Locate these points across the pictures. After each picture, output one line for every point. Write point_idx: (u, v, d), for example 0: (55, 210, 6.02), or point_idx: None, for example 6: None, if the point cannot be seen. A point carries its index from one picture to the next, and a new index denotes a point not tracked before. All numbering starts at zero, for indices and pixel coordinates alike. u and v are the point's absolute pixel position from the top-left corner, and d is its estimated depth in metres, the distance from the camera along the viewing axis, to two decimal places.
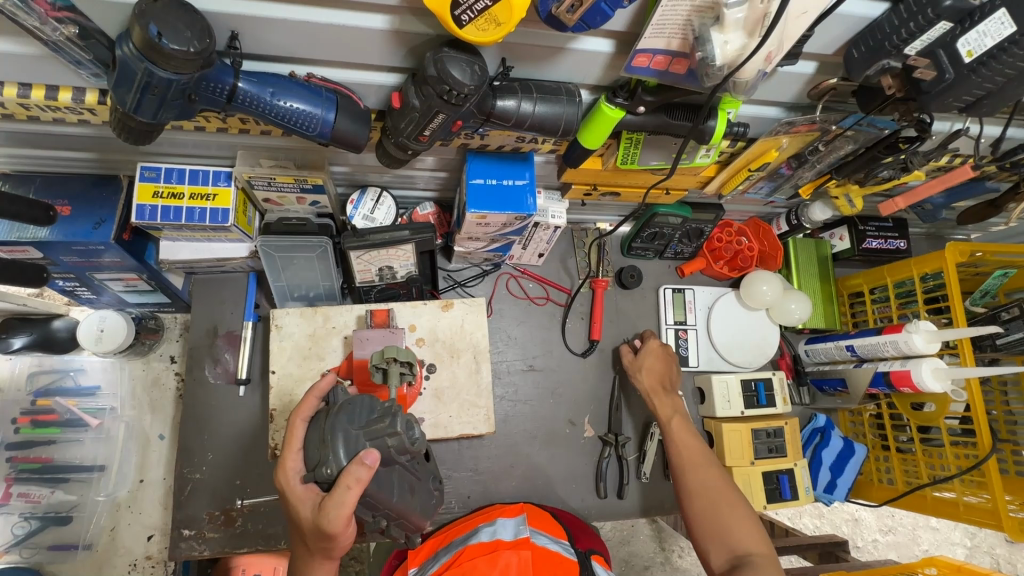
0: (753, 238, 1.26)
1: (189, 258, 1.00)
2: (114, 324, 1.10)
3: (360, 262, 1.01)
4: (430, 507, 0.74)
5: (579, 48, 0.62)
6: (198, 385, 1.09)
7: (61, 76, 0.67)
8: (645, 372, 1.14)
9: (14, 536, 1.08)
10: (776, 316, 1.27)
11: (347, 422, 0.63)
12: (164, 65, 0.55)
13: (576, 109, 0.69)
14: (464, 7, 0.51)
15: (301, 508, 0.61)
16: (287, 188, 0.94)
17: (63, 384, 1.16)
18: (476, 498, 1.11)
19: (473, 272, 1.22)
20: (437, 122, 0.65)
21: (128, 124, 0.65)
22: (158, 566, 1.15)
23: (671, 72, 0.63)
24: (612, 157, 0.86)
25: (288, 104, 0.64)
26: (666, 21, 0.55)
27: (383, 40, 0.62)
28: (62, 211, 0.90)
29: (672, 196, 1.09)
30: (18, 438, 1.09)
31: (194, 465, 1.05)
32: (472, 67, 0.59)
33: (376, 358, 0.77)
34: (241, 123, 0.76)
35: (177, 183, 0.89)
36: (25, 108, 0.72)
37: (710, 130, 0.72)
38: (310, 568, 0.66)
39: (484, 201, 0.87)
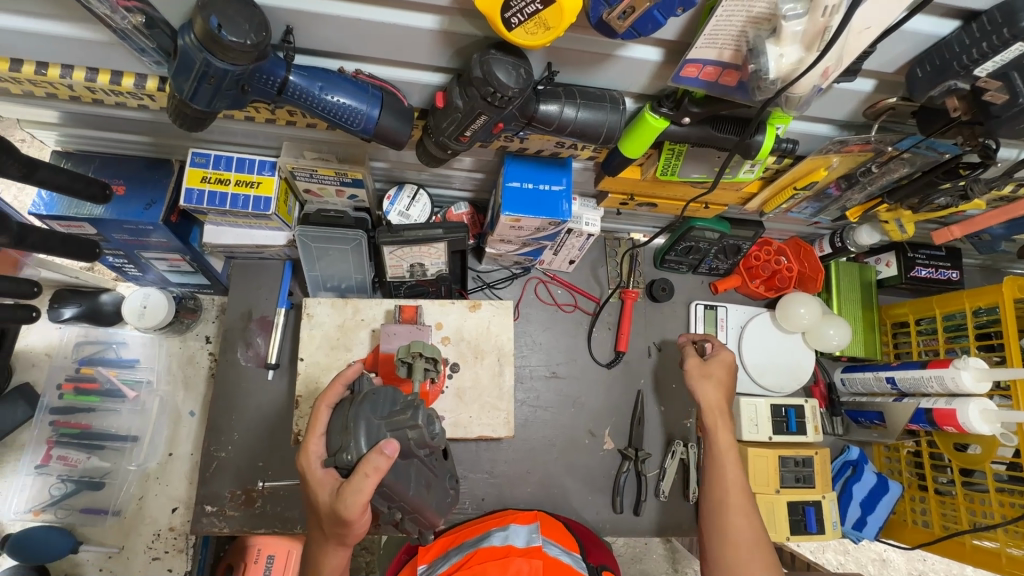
0: (792, 259, 1.22)
1: (231, 243, 1.03)
2: (156, 302, 1.15)
3: (393, 257, 1.02)
4: (445, 505, 0.74)
5: (627, 55, 0.61)
6: (230, 366, 1.12)
7: (125, 63, 0.70)
8: (712, 382, 1.02)
9: (52, 496, 1.14)
10: (812, 340, 1.22)
11: (371, 411, 0.64)
12: (222, 56, 0.56)
13: (619, 117, 0.68)
14: (514, 10, 0.50)
15: (322, 491, 0.62)
16: (328, 180, 0.95)
17: (106, 354, 1.22)
18: (490, 500, 1.11)
19: (502, 274, 1.22)
20: (479, 124, 0.65)
21: (183, 111, 0.67)
22: (179, 538, 1.17)
23: (721, 84, 0.61)
24: (652, 168, 0.85)
25: (335, 99, 0.66)
26: (719, 32, 0.54)
27: (431, 40, 0.62)
28: (117, 191, 0.93)
29: (710, 210, 1.06)
30: (62, 403, 1.17)
31: (221, 443, 1.08)
32: (518, 71, 0.58)
33: (403, 352, 0.78)
34: (289, 115, 0.78)
35: (224, 170, 0.93)
36: (92, 92, 0.76)
37: (757, 145, 0.70)
38: (324, 554, 0.67)
39: (519, 204, 0.87)
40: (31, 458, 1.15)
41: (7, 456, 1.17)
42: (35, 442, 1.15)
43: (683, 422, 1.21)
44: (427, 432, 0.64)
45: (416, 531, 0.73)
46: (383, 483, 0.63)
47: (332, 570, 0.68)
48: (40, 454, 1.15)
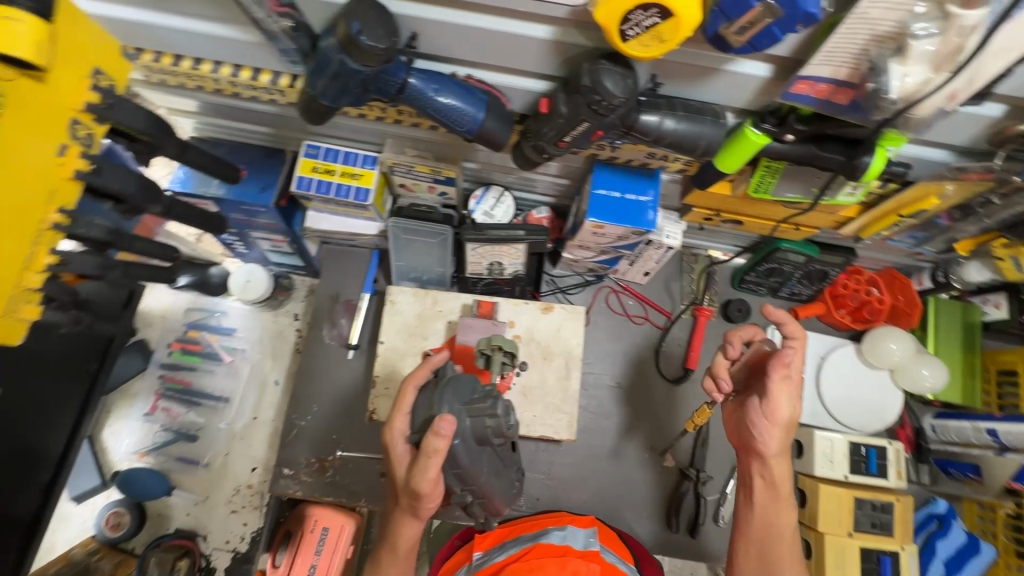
0: (885, 291, 1.15)
1: (328, 230, 1.12)
2: (259, 278, 1.27)
3: (474, 254, 1.07)
4: (510, 495, 0.76)
5: (735, 69, 0.62)
6: (316, 343, 1.21)
7: (266, 61, 0.79)
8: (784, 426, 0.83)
9: (155, 442, 1.28)
10: (901, 379, 1.14)
11: (453, 393, 0.68)
12: (356, 57, 0.62)
13: (719, 131, 0.68)
14: (632, 23, 0.53)
15: (398, 466, 0.69)
16: (422, 177, 1.02)
17: (210, 321, 1.36)
18: (544, 500, 1.12)
19: (575, 280, 1.24)
20: (579, 130, 0.68)
21: (311, 106, 0.75)
22: (256, 496, 1.28)
23: (834, 102, 0.60)
24: (744, 184, 0.84)
25: (445, 100, 0.70)
26: (838, 49, 0.53)
27: (543, 50, 0.66)
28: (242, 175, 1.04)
29: (800, 232, 1.03)
30: (171, 360, 1.32)
31: (302, 412, 1.17)
32: (625, 81, 0.61)
33: (483, 344, 0.81)
34: (398, 114, 0.85)
35: (332, 161, 1.01)
36: (233, 86, 0.86)
37: (864, 166, 0.69)
38: (399, 524, 0.71)
39: (604, 212, 0.89)
40: (141, 406, 1.30)
41: (116, 402, 1.30)
42: (146, 392, 1.31)
43: None
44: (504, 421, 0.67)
45: (481, 516, 0.76)
46: (458, 465, 0.66)
47: (404, 539, 0.72)
48: (149, 404, 1.30)
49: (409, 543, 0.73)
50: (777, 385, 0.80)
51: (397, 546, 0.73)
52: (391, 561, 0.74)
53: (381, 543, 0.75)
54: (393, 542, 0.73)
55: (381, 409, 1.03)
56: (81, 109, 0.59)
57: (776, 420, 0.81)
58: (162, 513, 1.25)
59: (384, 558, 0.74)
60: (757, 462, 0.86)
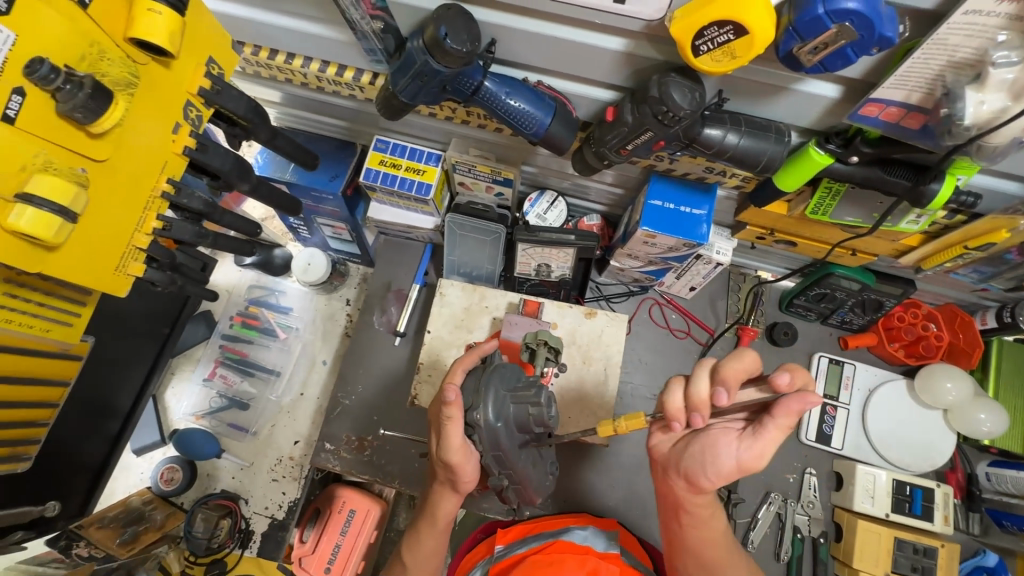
0: (944, 328, 1.11)
1: (387, 220, 1.17)
2: (319, 262, 1.34)
3: (524, 255, 1.10)
4: (543, 487, 0.79)
5: (803, 89, 0.63)
6: (365, 327, 1.27)
7: (352, 59, 0.85)
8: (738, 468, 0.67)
9: (210, 407, 1.36)
10: (954, 421, 1.09)
11: (501, 379, 0.70)
12: (439, 59, 0.67)
13: (782, 148, 0.70)
14: (705, 39, 0.55)
15: (431, 439, 0.74)
16: (482, 177, 1.06)
17: (269, 299, 1.44)
18: (572, 502, 1.13)
19: (619, 289, 1.26)
20: (642, 139, 0.70)
21: (390, 101, 0.80)
22: (295, 467, 1.34)
23: (902, 126, 0.61)
24: (802, 205, 0.84)
25: (515, 103, 0.74)
26: (912, 74, 0.54)
27: (614, 61, 0.69)
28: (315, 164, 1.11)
29: (856, 258, 1.01)
30: (231, 332, 1.40)
31: (348, 391, 1.22)
32: (693, 94, 0.63)
33: (529, 338, 0.86)
34: (467, 115, 0.90)
35: (398, 156, 1.06)
36: (319, 81, 0.93)
37: (932, 193, 0.68)
38: (439, 499, 0.78)
39: (658, 222, 0.91)
40: (201, 371, 1.39)
41: (181, 365, 1.40)
42: (206, 358, 1.39)
43: (784, 476, 1.14)
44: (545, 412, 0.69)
45: (514, 503, 0.78)
46: (497, 449, 0.69)
47: (444, 512, 0.78)
48: (209, 369, 1.38)
49: (448, 515, 0.79)
50: (773, 435, 0.62)
51: (436, 517, 0.79)
52: (430, 531, 0.80)
53: (421, 517, 0.82)
54: (434, 514, 0.79)
55: (423, 395, 1.05)
56: (195, 92, 0.65)
57: (745, 467, 0.65)
58: (210, 473, 1.33)
59: (422, 529, 0.81)
60: (685, 489, 0.72)
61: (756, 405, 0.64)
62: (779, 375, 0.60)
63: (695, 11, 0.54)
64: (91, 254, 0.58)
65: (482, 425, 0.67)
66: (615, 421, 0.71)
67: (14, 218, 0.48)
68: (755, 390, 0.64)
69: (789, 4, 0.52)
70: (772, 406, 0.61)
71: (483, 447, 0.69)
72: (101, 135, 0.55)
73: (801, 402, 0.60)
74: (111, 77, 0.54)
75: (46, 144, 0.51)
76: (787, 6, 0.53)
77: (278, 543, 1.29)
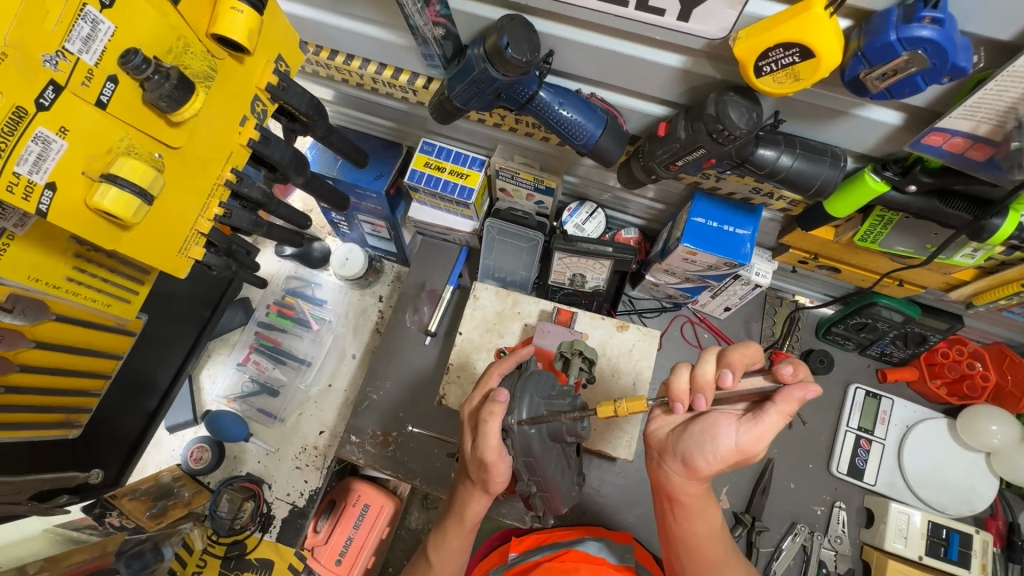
0: (991, 367, 1.08)
1: (426, 221, 1.19)
2: (356, 257, 1.37)
3: (560, 263, 1.11)
4: (570, 496, 0.79)
5: (864, 114, 0.63)
6: (397, 324, 1.29)
7: (409, 63, 0.88)
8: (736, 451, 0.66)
9: (242, 391, 1.40)
10: (998, 465, 1.05)
11: (535, 386, 0.71)
12: (498, 67, 0.69)
13: (837, 173, 0.69)
14: (769, 60, 0.55)
15: (465, 438, 0.76)
16: (524, 184, 1.08)
17: (306, 291, 1.48)
18: (591, 515, 1.11)
19: (652, 305, 1.25)
20: (694, 156, 0.70)
21: (442, 106, 0.81)
22: (319, 457, 1.35)
23: (967, 157, 0.60)
24: (850, 232, 0.82)
25: (567, 113, 0.75)
26: (982, 106, 0.53)
27: (670, 77, 0.69)
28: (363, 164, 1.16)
29: (902, 289, 0.98)
30: (267, 320, 1.44)
31: (376, 386, 1.23)
32: (750, 114, 0.63)
33: (564, 346, 0.86)
34: (515, 122, 0.91)
35: (443, 159, 1.08)
36: (374, 82, 0.95)
37: (993, 228, 0.66)
38: (468, 499, 0.78)
39: (700, 240, 0.90)
40: (237, 356, 1.43)
41: (217, 348, 1.44)
42: (242, 344, 1.43)
43: (813, 508, 1.11)
44: (578, 422, 0.71)
45: (539, 510, 0.78)
46: (529, 454, 0.69)
47: (472, 512, 0.79)
48: (243, 354, 1.43)
49: (476, 516, 0.79)
50: (773, 420, 0.62)
51: (464, 518, 0.80)
52: (456, 530, 0.81)
53: (448, 514, 0.83)
54: (461, 514, 0.80)
55: (451, 396, 1.05)
56: (263, 88, 0.67)
57: (745, 450, 0.64)
58: (237, 456, 1.35)
59: (449, 529, 0.82)
60: (680, 474, 0.71)
61: (757, 392, 0.65)
62: (782, 366, 0.61)
63: (762, 32, 0.54)
64: (159, 235, 0.60)
65: (516, 432, 0.68)
66: (616, 403, 0.71)
67: (98, 197, 0.50)
68: (758, 379, 0.66)
69: (860, 29, 0.52)
70: (774, 393, 0.63)
71: (515, 451, 0.69)
72: (178, 122, 0.58)
73: (802, 391, 0.61)
74: (192, 69, 0.57)
75: (130, 129, 0.53)
76: (857, 31, 0.52)
77: (297, 529, 1.28)
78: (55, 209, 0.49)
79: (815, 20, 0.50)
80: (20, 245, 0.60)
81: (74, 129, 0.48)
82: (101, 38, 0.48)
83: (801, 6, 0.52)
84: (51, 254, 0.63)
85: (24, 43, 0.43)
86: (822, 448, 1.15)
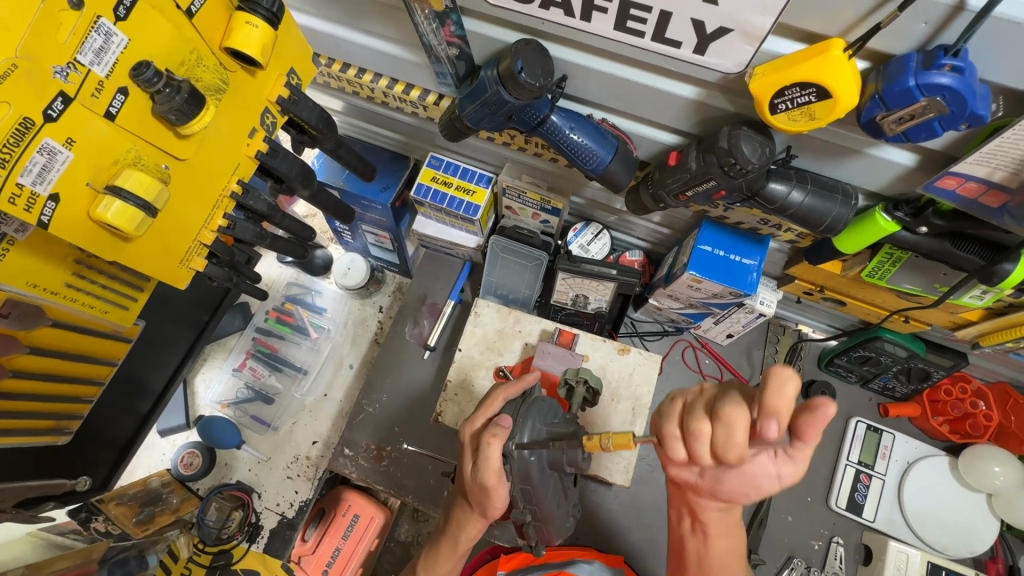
0: (993, 408, 1.07)
1: (431, 235, 1.18)
2: (359, 267, 1.37)
3: (563, 284, 1.10)
4: (565, 528, 0.77)
5: (877, 154, 0.62)
6: (397, 337, 1.27)
7: (421, 79, 0.88)
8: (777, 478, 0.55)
9: (236, 397, 1.38)
10: (999, 507, 1.04)
11: (539, 413, 0.71)
12: (511, 90, 0.68)
13: (848, 211, 0.68)
14: (785, 98, 0.55)
15: (465, 461, 0.74)
16: (530, 203, 1.07)
17: (306, 298, 1.47)
18: (585, 540, 1.10)
19: (654, 328, 1.24)
20: (703, 187, 0.70)
21: (453, 123, 0.81)
22: (311, 467, 1.34)
23: (980, 202, 0.59)
24: (857, 267, 0.82)
25: (578, 138, 0.75)
26: (999, 154, 0.53)
27: (683, 108, 0.69)
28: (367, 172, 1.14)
29: (907, 325, 0.97)
30: (265, 326, 1.43)
31: (372, 399, 1.22)
32: (763, 149, 0.63)
33: (570, 374, 0.93)
34: (525, 143, 0.91)
35: (450, 174, 1.07)
36: (384, 96, 0.95)
37: (1004, 273, 0.66)
38: (464, 522, 0.77)
39: (706, 268, 0.89)
40: (233, 361, 1.41)
41: (213, 353, 1.43)
42: (238, 349, 1.42)
43: (810, 542, 1.10)
44: (578, 453, 0.67)
45: (532, 541, 0.76)
46: (527, 481, 0.67)
47: (466, 536, 0.77)
48: (239, 360, 1.41)
49: (471, 539, 0.78)
50: (809, 455, 0.52)
51: (458, 542, 0.79)
52: (450, 548, 0.80)
53: (442, 535, 0.81)
54: (456, 537, 0.78)
55: (448, 414, 1.03)
56: (273, 100, 0.67)
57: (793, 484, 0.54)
58: (228, 463, 1.34)
59: (442, 554, 0.81)
60: (710, 501, 0.65)
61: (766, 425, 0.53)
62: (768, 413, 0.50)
63: (777, 71, 0.54)
64: (161, 247, 0.60)
65: (515, 457, 0.66)
66: (601, 436, 0.65)
67: (102, 209, 0.50)
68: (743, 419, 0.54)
69: (877, 73, 0.51)
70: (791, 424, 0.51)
71: (513, 476, 0.67)
72: (187, 135, 0.57)
73: (809, 412, 0.50)
74: (203, 81, 0.57)
75: (138, 141, 0.53)
76: (874, 74, 0.52)
77: (285, 541, 1.27)
78: (57, 220, 0.48)
79: (832, 62, 0.50)
80: (19, 252, 0.59)
81: (80, 141, 0.48)
82: (114, 50, 0.48)
83: (819, 47, 0.51)
84: (48, 261, 0.62)
85: (35, 55, 0.43)
86: (821, 481, 1.14)
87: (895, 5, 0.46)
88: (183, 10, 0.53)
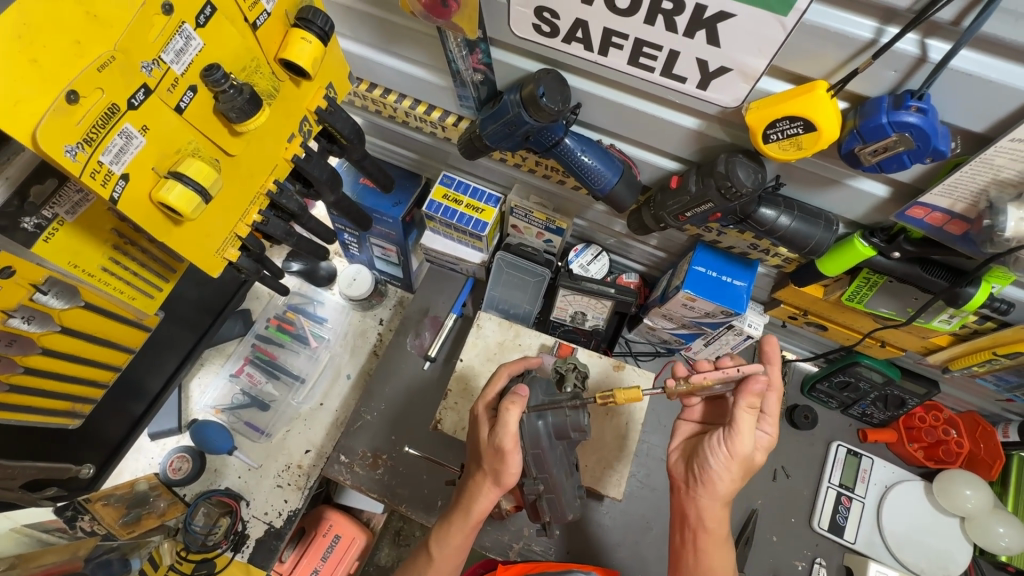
0: (964, 435, 1.14)
1: (438, 249, 1.23)
2: (364, 278, 1.40)
3: (563, 300, 1.15)
4: (574, 505, 0.82)
5: (855, 185, 0.70)
6: (398, 347, 1.30)
7: (443, 101, 0.95)
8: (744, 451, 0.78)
9: (232, 402, 1.38)
10: (971, 531, 1.08)
11: (541, 388, 0.82)
12: (531, 112, 0.75)
13: (830, 236, 0.76)
14: (777, 129, 0.63)
15: (481, 428, 0.79)
16: (536, 223, 1.14)
17: (308, 308, 1.48)
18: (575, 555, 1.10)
19: (647, 348, 1.30)
20: (701, 209, 0.77)
21: (472, 141, 0.87)
22: (302, 477, 1.31)
23: (945, 230, 0.67)
24: (838, 291, 0.89)
25: (588, 160, 0.82)
26: (960, 185, 0.60)
27: (685, 137, 0.77)
28: (368, 183, 1.16)
29: (884, 351, 1.04)
30: (266, 333, 1.44)
31: (370, 407, 1.23)
32: (756, 174, 0.70)
33: (559, 363, 0.92)
34: (535, 164, 0.98)
35: (461, 193, 1.13)
36: (406, 116, 1.02)
37: (967, 296, 0.73)
38: (477, 493, 0.79)
39: (700, 287, 0.96)
40: (230, 366, 1.41)
41: (211, 357, 1.42)
42: (237, 355, 1.42)
43: (794, 562, 1.13)
44: (581, 416, 0.77)
45: (545, 517, 0.82)
46: (537, 446, 0.75)
47: (478, 509, 0.79)
48: (237, 366, 1.41)
49: (482, 513, 0.80)
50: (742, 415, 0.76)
51: (469, 515, 0.81)
52: (459, 527, 0.81)
53: (454, 510, 0.83)
54: (468, 509, 0.80)
55: (447, 421, 1.04)
56: (312, 109, 0.73)
57: (736, 450, 0.78)
58: (218, 469, 1.31)
59: (453, 524, 0.82)
60: (703, 498, 0.82)
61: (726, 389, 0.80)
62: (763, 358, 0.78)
63: (771, 106, 0.62)
64: (204, 233, 0.64)
65: (526, 423, 0.75)
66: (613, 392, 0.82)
67: (165, 191, 0.55)
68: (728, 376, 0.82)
69: (855, 111, 0.59)
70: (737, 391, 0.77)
71: (525, 442, 0.75)
72: (240, 133, 0.63)
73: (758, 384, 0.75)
74: (259, 86, 0.63)
75: (198, 134, 0.58)
76: (852, 112, 0.60)
77: (270, 551, 1.23)
78: (126, 198, 0.52)
79: (818, 100, 0.58)
80: (67, 232, 0.63)
81: (152, 129, 0.53)
82: (191, 52, 0.54)
83: (805, 87, 0.59)
84: (91, 241, 0.66)
85: (130, 49, 0.48)
86: (804, 503, 1.17)
87: (870, 53, 0.54)
88: (250, 22, 0.59)
